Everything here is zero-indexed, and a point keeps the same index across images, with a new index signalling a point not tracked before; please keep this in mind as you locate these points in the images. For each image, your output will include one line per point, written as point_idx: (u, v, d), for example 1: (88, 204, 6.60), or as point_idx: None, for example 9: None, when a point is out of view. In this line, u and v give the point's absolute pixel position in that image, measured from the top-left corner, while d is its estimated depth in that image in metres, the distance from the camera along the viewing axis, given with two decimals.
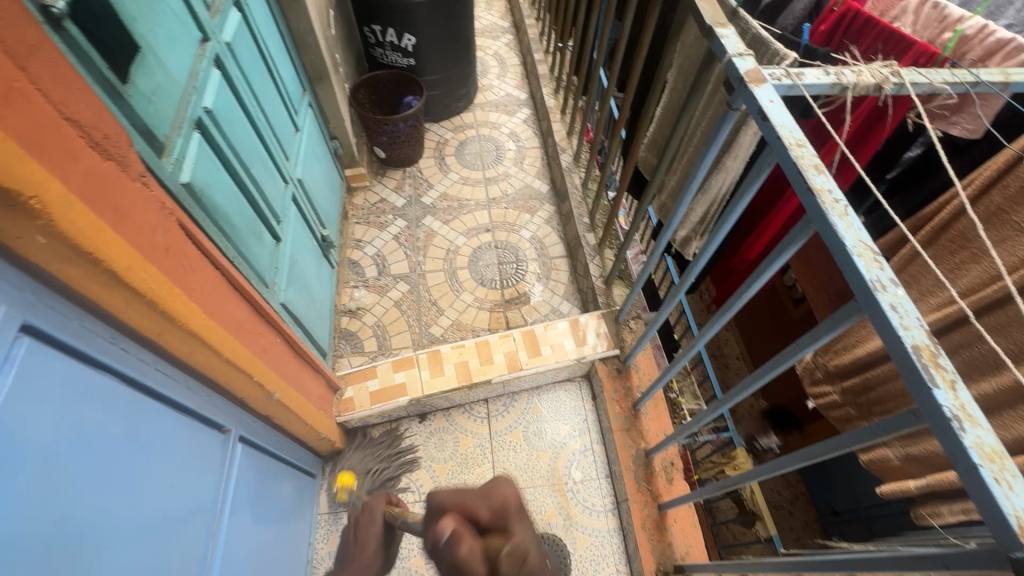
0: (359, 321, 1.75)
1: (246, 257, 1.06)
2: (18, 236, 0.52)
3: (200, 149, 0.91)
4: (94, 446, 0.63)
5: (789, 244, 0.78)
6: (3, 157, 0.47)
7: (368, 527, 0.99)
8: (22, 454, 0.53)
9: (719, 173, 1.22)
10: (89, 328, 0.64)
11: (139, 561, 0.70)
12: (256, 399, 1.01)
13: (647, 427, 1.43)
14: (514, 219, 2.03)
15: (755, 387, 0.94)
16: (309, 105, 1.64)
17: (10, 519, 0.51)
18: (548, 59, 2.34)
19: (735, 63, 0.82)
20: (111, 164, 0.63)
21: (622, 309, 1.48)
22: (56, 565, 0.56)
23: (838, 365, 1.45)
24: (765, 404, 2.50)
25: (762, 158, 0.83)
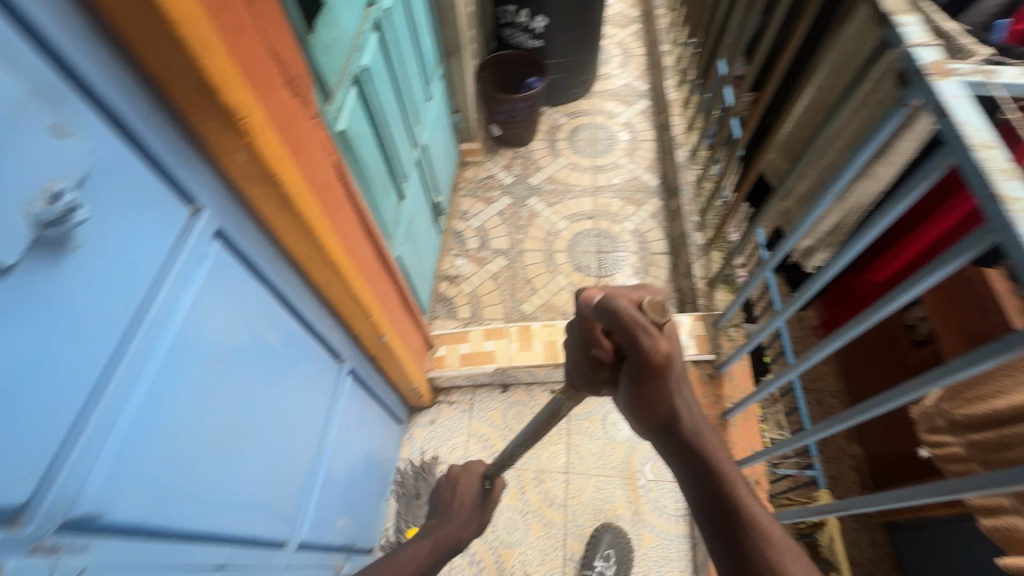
0: (457, 288, 1.83)
1: (376, 208, 1.15)
2: (227, 149, 0.61)
3: (355, 102, 1.00)
4: (249, 345, 0.73)
5: (951, 258, 0.69)
6: (229, 78, 0.55)
7: (467, 485, 1.11)
8: (198, 340, 0.62)
9: (864, 181, 1.11)
10: (258, 245, 0.74)
11: (264, 456, 0.79)
12: (368, 338, 1.09)
13: (734, 439, 1.37)
14: (618, 210, 2.00)
15: (870, 415, 0.86)
16: (441, 76, 1.72)
17: (185, 395, 0.60)
18: (676, 50, 2.26)
19: (915, 53, 0.74)
20: (296, 101, 0.71)
21: (723, 314, 1.42)
22: (211, 441, 0.66)
23: (967, 416, 1.10)
24: (859, 450, 2.26)
25: (934, 160, 0.74)
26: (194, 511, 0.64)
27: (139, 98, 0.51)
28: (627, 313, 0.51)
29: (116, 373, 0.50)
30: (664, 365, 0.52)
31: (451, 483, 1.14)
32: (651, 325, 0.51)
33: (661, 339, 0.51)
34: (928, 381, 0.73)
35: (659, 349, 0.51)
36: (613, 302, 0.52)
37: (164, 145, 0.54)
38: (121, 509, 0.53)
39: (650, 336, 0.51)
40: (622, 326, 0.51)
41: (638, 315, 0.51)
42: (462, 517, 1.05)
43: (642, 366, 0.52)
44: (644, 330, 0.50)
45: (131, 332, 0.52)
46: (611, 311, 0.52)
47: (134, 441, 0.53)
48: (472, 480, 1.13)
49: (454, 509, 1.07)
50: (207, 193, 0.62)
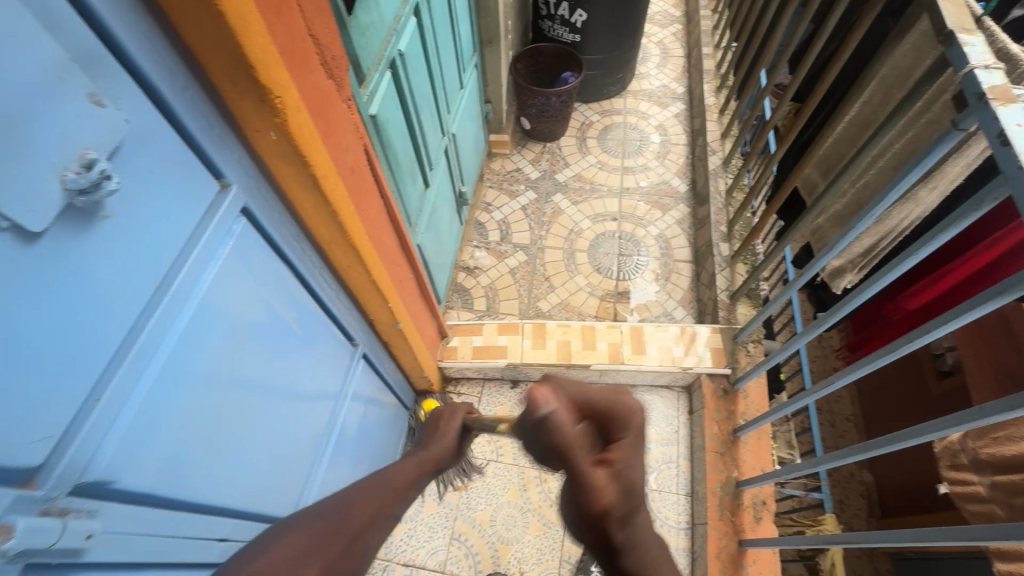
0: (475, 279, 1.82)
1: (401, 194, 1.15)
2: (260, 128, 0.61)
3: (389, 87, 0.99)
4: (268, 323, 0.74)
5: (992, 297, 0.66)
6: (267, 57, 0.55)
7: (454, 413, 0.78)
8: (218, 315, 0.63)
9: (906, 204, 1.07)
10: (283, 224, 0.74)
11: (273, 434, 0.80)
12: (383, 324, 1.09)
13: (744, 457, 1.34)
14: (643, 214, 1.97)
15: (888, 450, 0.81)
16: (475, 65, 1.70)
17: (202, 368, 0.61)
18: (717, 54, 2.20)
19: (978, 76, 0.70)
20: (332, 83, 0.70)
21: (744, 329, 1.38)
22: (224, 414, 0.67)
23: (993, 455, 1.06)
24: (869, 478, 2.21)
25: (988, 188, 0.70)
26: (201, 483, 0.65)
27: (176, 72, 0.51)
28: (566, 441, 0.45)
29: (137, 343, 0.51)
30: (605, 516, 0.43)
31: (430, 420, 0.79)
32: (586, 461, 0.44)
33: (600, 478, 0.43)
34: (954, 422, 0.69)
35: (597, 493, 0.43)
36: (559, 424, 0.45)
37: (198, 119, 0.55)
38: (132, 477, 0.53)
39: (586, 475, 0.43)
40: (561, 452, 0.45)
41: (578, 445, 0.45)
42: (445, 447, 0.74)
43: (581, 511, 0.44)
44: (580, 464, 0.44)
45: (155, 303, 0.53)
46: (552, 435, 0.45)
47: (149, 411, 0.54)
48: (458, 413, 0.79)
49: (432, 443, 0.74)
50: (237, 170, 0.62)
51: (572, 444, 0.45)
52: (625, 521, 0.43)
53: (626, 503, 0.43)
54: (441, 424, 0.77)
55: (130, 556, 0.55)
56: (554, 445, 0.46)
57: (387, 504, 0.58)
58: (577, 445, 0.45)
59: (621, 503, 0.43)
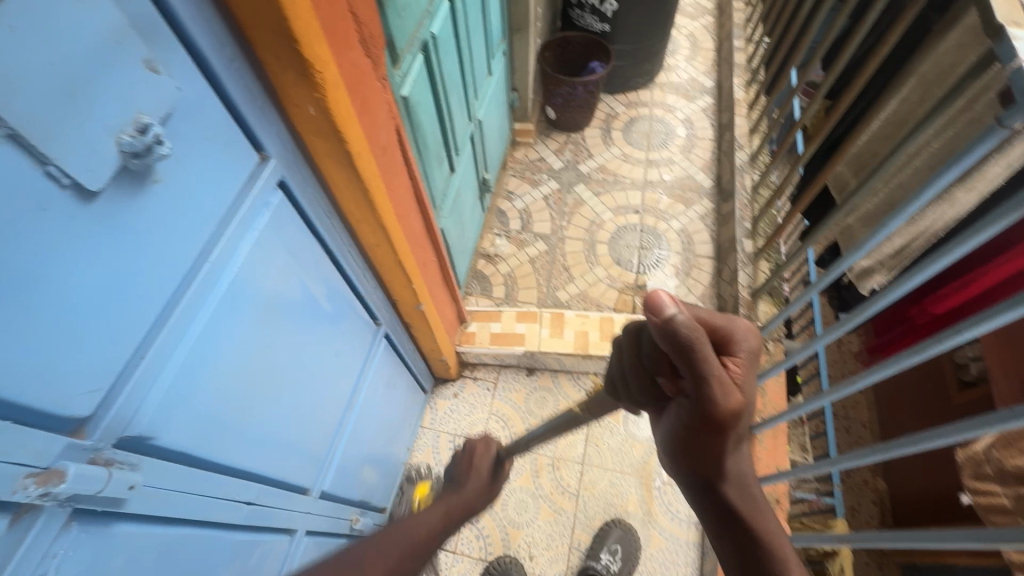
0: (494, 267, 1.83)
1: (428, 178, 1.16)
2: (298, 103, 0.62)
3: (420, 68, 0.99)
4: (300, 295, 0.76)
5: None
6: (309, 31, 0.55)
7: (483, 454, 1.04)
8: (253, 284, 0.64)
9: (940, 205, 1.05)
10: (316, 201, 0.75)
11: (300, 405, 0.82)
12: (405, 304, 1.11)
13: (759, 455, 1.33)
14: (666, 208, 1.96)
15: (913, 450, 0.79)
16: (504, 52, 1.70)
17: (236, 334, 0.63)
18: (749, 48, 2.15)
19: None
20: (368, 61, 0.71)
21: (764, 327, 1.37)
22: (254, 382, 0.69)
23: (1019, 466, 1.03)
24: (883, 485, 2.17)
25: None
26: (232, 446, 0.67)
27: (224, 43, 0.52)
28: (703, 352, 0.47)
29: (179, 305, 0.53)
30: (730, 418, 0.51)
31: (465, 459, 1.05)
32: (720, 376, 0.49)
33: (733, 390, 0.50)
34: (981, 424, 0.67)
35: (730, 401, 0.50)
36: (688, 330, 0.46)
37: (242, 91, 0.56)
38: (170, 434, 0.55)
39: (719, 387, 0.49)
40: (692, 365, 0.47)
41: (712, 359, 0.48)
42: (476, 486, 0.97)
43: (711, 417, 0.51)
44: (713, 374, 0.48)
45: (196, 269, 0.54)
46: (682, 342, 0.46)
47: (188, 372, 0.56)
48: (489, 452, 1.06)
49: (469, 479, 1.00)
50: (275, 143, 0.63)
51: (708, 353, 0.47)
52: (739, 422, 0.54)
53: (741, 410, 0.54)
54: (474, 461, 1.03)
55: (168, 511, 0.57)
56: (677, 354, 0.47)
57: (413, 548, 0.73)
58: (708, 350, 0.47)
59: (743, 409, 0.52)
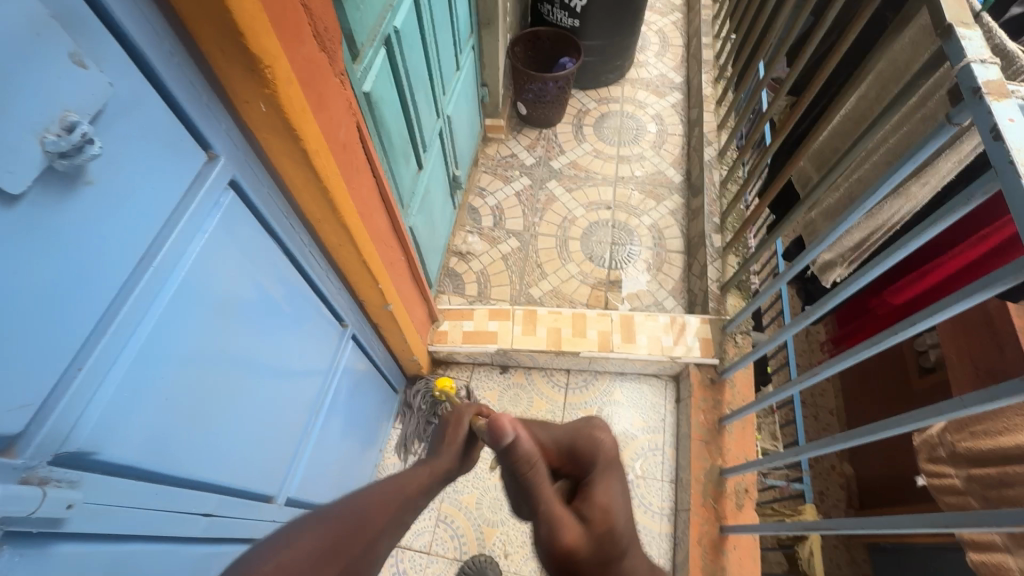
0: (466, 265, 1.82)
1: (394, 175, 1.14)
2: (249, 99, 0.60)
3: (383, 64, 0.97)
4: (257, 297, 0.73)
5: (981, 288, 0.65)
6: (256, 24, 0.53)
7: (459, 412, 0.71)
8: (205, 288, 0.62)
9: (897, 199, 1.08)
10: (273, 200, 0.73)
11: (260, 411, 0.79)
12: (373, 305, 1.09)
13: (728, 446, 1.36)
14: (637, 204, 1.97)
15: (873, 438, 0.82)
16: (472, 47, 1.67)
17: (187, 340, 0.60)
18: (716, 44, 2.18)
19: (972, 70, 0.68)
20: (324, 56, 0.69)
21: (733, 320, 1.39)
22: (209, 389, 0.66)
23: (970, 449, 1.07)
24: (849, 470, 2.24)
25: (979, 183, 0.69)
26: (186, 457, 0.64)
27: (163, 37, 0.49)
28: (534, 472, 0.55)
29: (119, 313, 0.50)
30: (568, 560, 0.50)
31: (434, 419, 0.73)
32: (550, 501, 0.54)
33: (566, 528, 0.51)
34: (937, 412, 0.69)
35: (562, 538, 0.51)
36: (524, 450, 0.56)
37: (186, 87, 0.53)
38: (115, 448, 0.53)
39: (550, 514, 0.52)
40: (524, 481, 0.56)
41: (540, 479, 0.55)
42: (457, 452, 0.68)
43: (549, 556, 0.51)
44: (540, 496, 0.54)
45: (138, 274, 0.52)
46: (517, 460, 0.56)
47: (133, 383, 0.53)
48: (467, 407, 0.72)
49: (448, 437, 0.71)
50: (225, 142, 0.61)
51: (538, 475, 0.55)
52: (592, 554, 0.51)
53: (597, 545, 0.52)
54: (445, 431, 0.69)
55: (115, 528, 0.54)
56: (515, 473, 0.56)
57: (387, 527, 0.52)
58: (541, 469, 0.56)
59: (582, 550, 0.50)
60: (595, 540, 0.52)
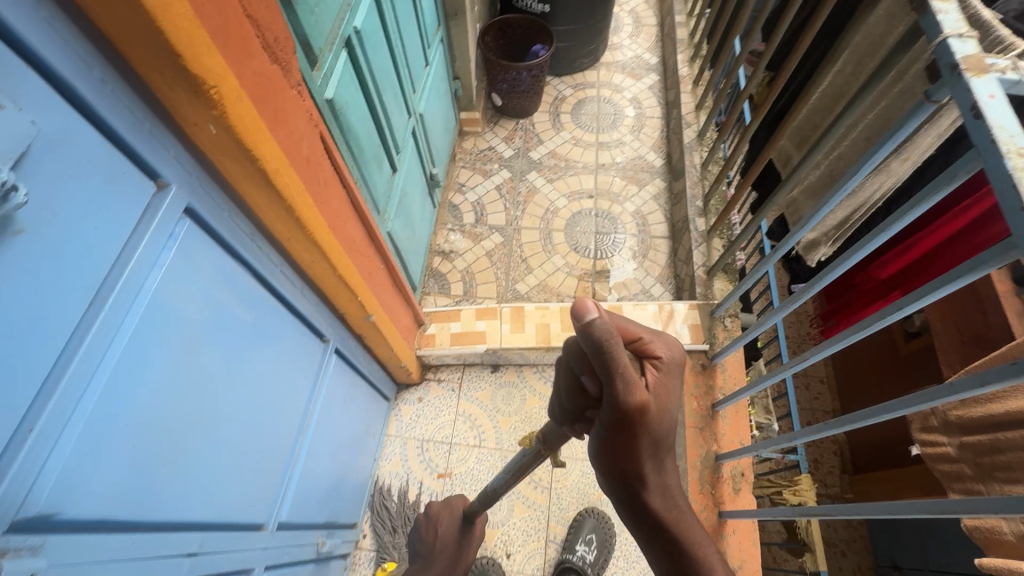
0: (450, 264, 1.79)
1: (366, 182, 1.10)
2: (196, 121, 0.56)
3: (345, 67, 0.93)
4: (225, 325, 0.70)
5: (968, 271, 0.64)
6: (194, 42, 0.49)
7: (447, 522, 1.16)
8: (166, 323, 0.58)
9: (877, 177, 1.06)
10: (236, 222, 0.70)
11: (238, 441, 0.76)
12: (354, 317, 1.06)
13: (722, 431, 1.36)
14: (619, 190, 1.95)
15: (865, 423, 0.82)
16: (441, 40, 1.62)
17: (152, 380, 0.57)
18: (690, 22, 2.14)
19: (950, 46, 0.66)
20: (276, 67, 0.65)
21: (721, 305, 1.38)
22: (181, 428, 0.63)
23: (962, 417, 1.07)
24: (843, 437, 2.27)
25: (960, 162, 0.68)
26: (163, 500, 0.62)
27: (91, 63, 0.45)
28: (614, 349, 0.44)
29: (71, 364, 0.47)
30: (637, 414, 0.47)
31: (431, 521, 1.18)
32: (631, 371, 0.46)
33: (639, 393, 0.47)
34: (925, 398, 0.70)
35: (633, 400, 0.47)
36: (608, 332, 0.44)
37: (123, 116, 0.49)
38: (77, 506, 0.50)
39: (627, 381, 0.46)
40: (606, 360, 0.45)
41: (625, 358, 0.46)
42: (444, 559, 1.13)
43: (618, 431, 0.49)
44: (622, 376, 0.46)
45: (87, 322, 0.48)
46: (597, 342, 0.44)
47: (96, 436, 0.50)
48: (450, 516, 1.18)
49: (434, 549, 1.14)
50: (175, 168, 0.57)
51: (622, 351, 0.45)
52: (656, 423, 0.50)
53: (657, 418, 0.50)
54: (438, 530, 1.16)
55: None
56: (594, 355, 0.45)
57: None
58: (619, 353, 0.45)
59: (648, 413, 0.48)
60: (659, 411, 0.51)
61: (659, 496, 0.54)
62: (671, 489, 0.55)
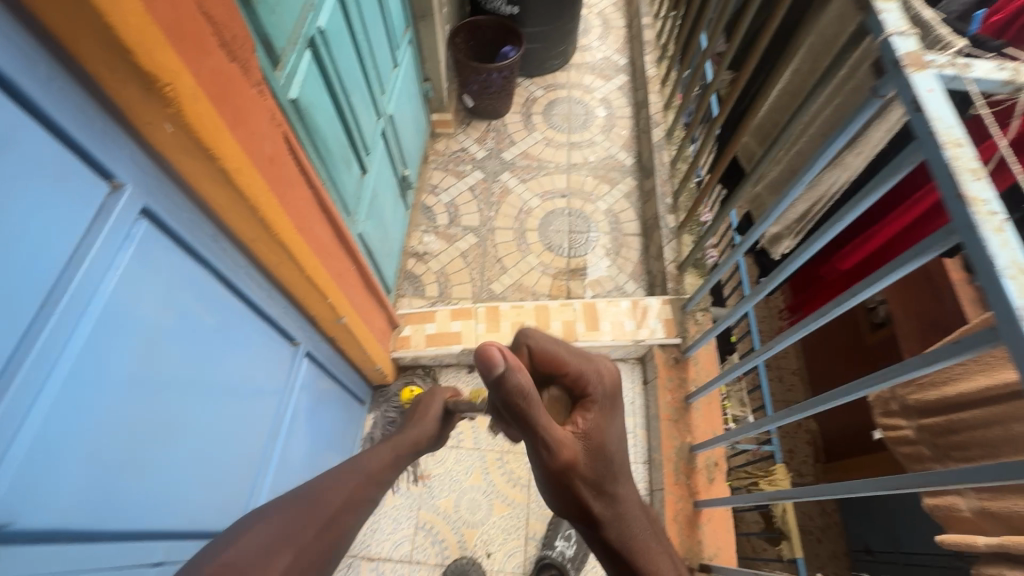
0: (425, 265, 1.78)
1: (335, 183, 1.09)
2: (151, 121, 0.56)
3: (309, 67, 0.92)
4: (188, 328, 0.68)
5: (916, 255, 0.67)
6: (146, 39, 0.49)
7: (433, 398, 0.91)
8: (125, 326, 0.57)
9: (834, 170, 1.10)
10: (197, 224, 0.69)
11: (206, 447, 0.75)
12: (326, 319, 1.05)
13: (695, 422, 1.39)
14: (592, 189, 1.97)
15: (829, 406, 0.85)
16: (410, 41, 1.62)
17: (112, 384, 0.56)
18: (656, 24, 2.18)
19: (893, 43, 0.69)
20: (235, 66, 0.65)
21: (691, 299, 1.41)
22: (143, 434, 0.61)
23: (919, 401, 1.11)
24: (814, 426, 2.34)
25: (904, 154, 0.71)
26: (126, 507, 0.60)
27: (37, 60, 0.44)
28: (530, 404, 0.50)
29: (22, 368, 0.46)
30: (566, 464, 0.54)
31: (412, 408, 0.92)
32: (550, 421, 0.53)
33: (562, 439, 0.54)
34: (882, 378, 0.72)
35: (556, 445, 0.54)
36: (516, 383, 0.48)
37: (72, 114, 0.48)
38: (31, 516, 0.48)
39: (546, 430, 0.53)
40: (522, 413, 0.51)
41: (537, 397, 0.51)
42: (420, 430, 0.85)
43: (546, 462, 0.55)
44: (542, 424, 0.52)
45: (38, 325, 0.47)
46: (510, 391, 0.49)
47: (50, 442, 0.49)
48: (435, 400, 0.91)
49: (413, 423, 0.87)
50: (130, 168, 0.56)
51: (538, 407, 0.51)
52: (589, 463, 0.55)
53: (592, 463, 0.55)
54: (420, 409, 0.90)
55: None
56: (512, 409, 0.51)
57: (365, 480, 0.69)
58: (534, 403, 0.50)
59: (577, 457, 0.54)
60: (589, 452, 0.56)
61: (614, 527, 0.55)
62: (625, 519, 0.56)
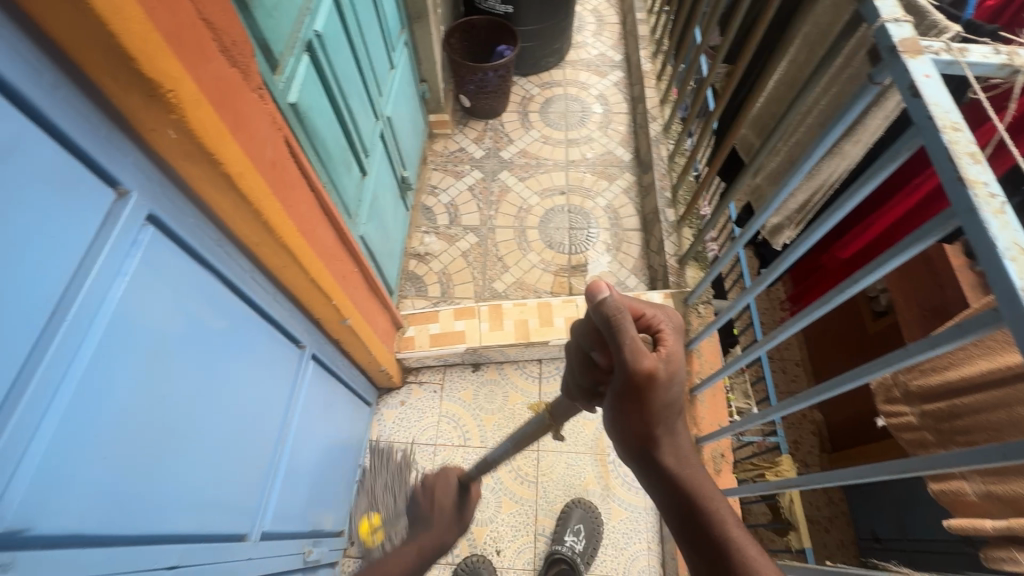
0: (426, 266, 1.79)
1: (335, 185, 1.10)
2: (154, 126, 0.56)
3: (308, 71, 0.92)
4: (195, 332, 0.69)
5: (914, 242, 0.68)
6: (148, 46, 0.49)
7: (445, 487, 1.14)
8: (134, 332, 0.58)
9: (833, 159, 1.10)
10: (201, 228, 0.69)
11: (215, 449, 0.75)
12: (331, 322, 1.05)
13: (701, 414, 1.40)
14: (591, 185, 1.98)
15: (831, 394, 0.85)
16: (405, 43, 1.62)
17: (122, 389, 0.56)
18: (651, 19, 2.18)
19: (888, 30, 0.69)
20: (235, 70, 0.65)
21: (693, 292, 1.41)
22: (155, 438, 0.62)
23: (922, 386, 1.12)
24: (819, 416, 2.34)
25: (901, 141, 0.71)
26: (139, 510, 0.61)
27: (41, 68, 0.45)
28: (622, 324, 0.49)
29: (35, 374, 0.46)
30: (647, 380, 0.50)
31: (428, 490, 1.15)
32: (638, 342, 0.50)
33: (647, 357, 0.50)
34: (882, 364, 0.73)
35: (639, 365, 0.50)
36: (615, 308, 0.49)
37: (77, 121, 0.49)
38: (48, 520, 0.49)
39: (633, 349, 0.49)
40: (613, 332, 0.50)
41: (631, 330, 0.50)
42: (443, 522, 1.09)
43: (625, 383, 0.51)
44: (628, 343, 0.50)
45: (50, 333, 0.48)
46: (607, 316, 0.50)
47: (63, 449, 0.49)
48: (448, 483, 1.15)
49: (434, 513, 1.11)
50: (134, 174, 0.56)
51: (629, 324, 0.50)
52: (664, 391, 0.52)
53: (668, 389, 0.52)
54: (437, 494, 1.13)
55: None
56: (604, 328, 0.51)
57: None
58: (628, 325, 0.50)
59: (658, 377, 0.50)
60: (666, 371, 0.51)
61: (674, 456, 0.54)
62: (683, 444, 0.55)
